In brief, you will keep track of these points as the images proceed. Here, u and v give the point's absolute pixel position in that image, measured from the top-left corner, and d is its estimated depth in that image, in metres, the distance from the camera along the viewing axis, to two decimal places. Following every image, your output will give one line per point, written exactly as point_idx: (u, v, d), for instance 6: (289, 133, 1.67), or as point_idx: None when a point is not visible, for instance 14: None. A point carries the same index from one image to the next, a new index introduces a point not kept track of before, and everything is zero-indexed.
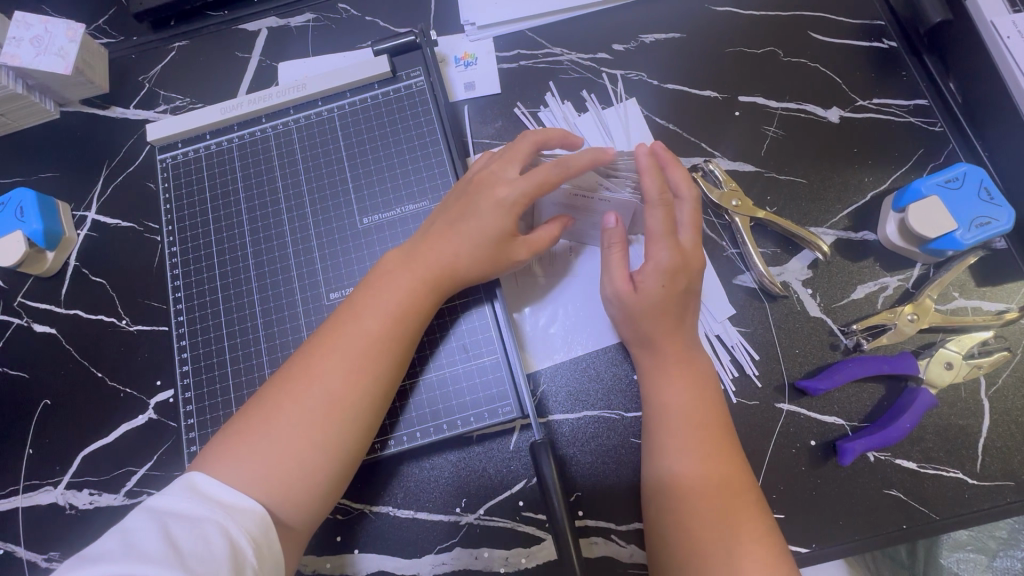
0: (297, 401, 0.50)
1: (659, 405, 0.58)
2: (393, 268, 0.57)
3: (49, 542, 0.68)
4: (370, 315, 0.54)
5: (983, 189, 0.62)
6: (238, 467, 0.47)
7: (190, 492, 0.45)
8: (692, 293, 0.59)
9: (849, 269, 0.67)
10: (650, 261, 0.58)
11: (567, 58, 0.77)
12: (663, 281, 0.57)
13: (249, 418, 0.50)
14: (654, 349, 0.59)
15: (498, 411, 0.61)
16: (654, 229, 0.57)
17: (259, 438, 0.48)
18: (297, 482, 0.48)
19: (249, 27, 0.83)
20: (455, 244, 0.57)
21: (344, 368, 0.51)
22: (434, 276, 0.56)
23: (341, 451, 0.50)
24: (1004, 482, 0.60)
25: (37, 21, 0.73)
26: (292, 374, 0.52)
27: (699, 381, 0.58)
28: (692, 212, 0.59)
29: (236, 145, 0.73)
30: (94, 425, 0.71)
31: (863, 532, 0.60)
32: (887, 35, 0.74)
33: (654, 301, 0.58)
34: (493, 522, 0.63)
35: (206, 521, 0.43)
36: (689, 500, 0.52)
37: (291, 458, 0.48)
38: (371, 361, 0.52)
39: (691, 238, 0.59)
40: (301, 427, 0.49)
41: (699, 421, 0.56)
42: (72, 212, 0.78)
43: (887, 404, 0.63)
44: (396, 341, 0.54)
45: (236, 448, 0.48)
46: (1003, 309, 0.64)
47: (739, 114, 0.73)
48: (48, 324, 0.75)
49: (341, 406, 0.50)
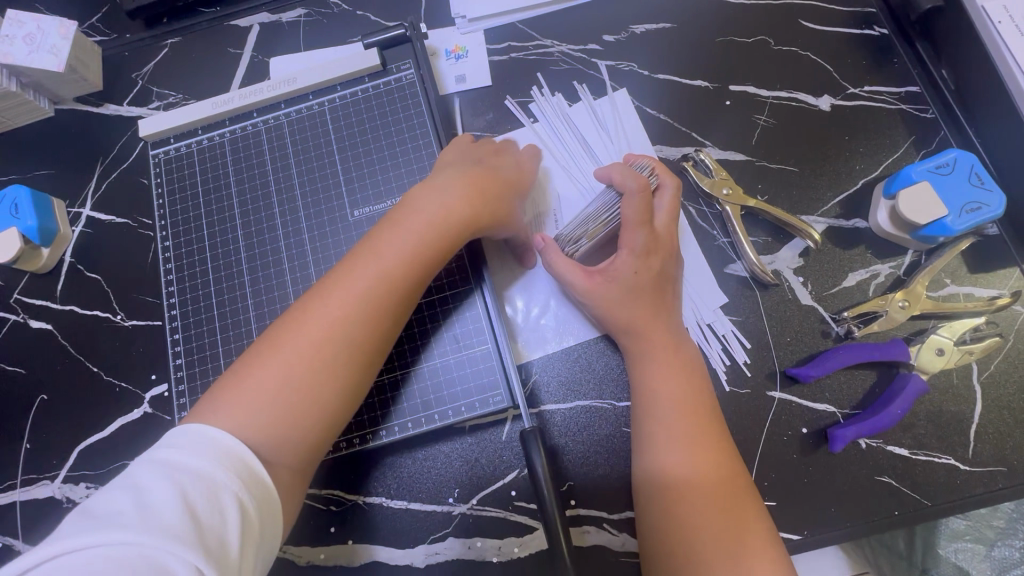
0: (313, 336, 0.49)
1: (640, 374, 0.59)
2: (414, 204, 0.55)
3: (47, 535, 0.68)
4: (390, 249, 0.53)
5: (974, 174, 0.62)
6: (246, 403, 0.46)
7: (207, 451, 0.42)
8: (666, 277, 0.61)
9: (840, 256, 0.67)
10: (629, 244, 0.60)
11: (557, 50, 0.77)
12: (638, 265, 0.60)
13: (259, 352, 0.49)
14: (649, 338, 0.59)
15: (489, 401, 0.61)
16: (631, 216, 0.60)
17: (271, 373, 0.47)
18: (309, 423, 0.48)
19: (240, 23, 0.83)
20: (465, 189, 0.57)
21: (356, 306, 0.50)
22: (455, 215, 0.56)
23: (352, 390, 0.50)
24: (997, 467, 0.60)
25: (29, 19, 0.73)
26: (307, 307, 0.50)
27: (675, 356, 0.59)
28: (670, 199, 0.63)
29: (228, 139, 0.73)
30: (90, 420, 0.71)
31: (856, 519, 0.60)
32: (878, 22, 0.73)
33: (635, 283, 0.60)
34: (486, 512, 0.64)
35: (224, 491, 0.41)
36: (676, 471, 0.53)
37: (303, 396, 0.48)
38: (382, 301, 0.51)
39: (665, 222, 0.62)
40: (309, 364, 0.48)
41: (679, 394, 0.57)
42: (68, 209, 0.79)
43: (879, 391, 0.62)
44: (410, 282, 0.53)
45: (250, 380, 0.47)
46: (995, 294, 0.64)
47: (730, 103, 0.73)
48: (44, 320, 0.75)
49: (350, 346, 0.50)
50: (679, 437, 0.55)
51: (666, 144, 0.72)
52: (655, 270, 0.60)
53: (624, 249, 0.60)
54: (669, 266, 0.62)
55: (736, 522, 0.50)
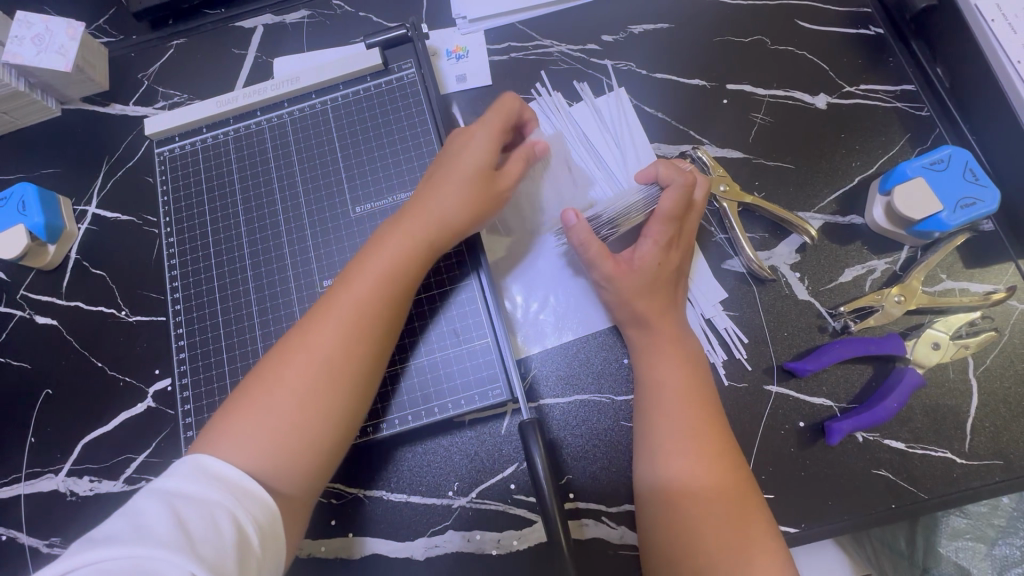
0: (296, 371, 0.50)
1: (651, 377, 0.59)
2: (383, 238, 0.56)
3: (51, 528, 0.69)
4: (363, 280, 0.54)
5: (969, 170, 0.63)
6: (240, 439, 0.47)
7: (200, 473, 0.44)
8: (680, 273, 0.63)
9: (836, 252, 0.67)
10: (653, 235, 0.61)
11: (557, 49, 0.78)
12: (660, 257, 0.61)
13: (247, 392, 0.50)
14: (654, 332, 0.60)
15: (489, 394, 0.62)
16: (666, 210, 0.61)
17: (259, 410, 0.48)
18: (306, 449, 0.49)
19: (244, 24, 0.85)
20: (439, 206, 0.57)
21: (339, 337, 0.51)
22: (427, 239, 0.56)
23: (344, 413, 0.51)
24: (994, 461, 0.60)
25: (38, 20, 0.74)
26: (287, 347, 0.51)
27: (681, 351, 0.60)
28: (701, 196, 0.65)
29: (232, 138, 0.74)
30: (94, 414, 0.72)
31: (854, 513, 0.60)
32: (873, 22, 0.74)
33: (656, 274, 0.61)
34: (486, 505, 0.64)
35: (217, 506, 0.42)
36: (683, 482, 0.53)
37: (293, 427, 0.48)
38: (363, 328, 0.52)
39: (690, 221, 0.64)
40: (299, 396, 0.49)
41: (686, 389, 0.57)
42: (74, 207, 0.80)
43: (875, 386, 0.63)
44: (388, 305, 0.54)
45: (239, 418, 0.48)
46: (992, 289, 0.64)
47: (727, 102, 0.74)
48: (50, 316, 0.76)
49: (337, 375, 0.50)
50: (685, 446, 0.54)
51: (664, 141, 0.73)
52: (674, 264, 0.62)
53: (648, 239, 0.61)
54: (682, 260, 0.63)
55: (739, 518, 0.51)
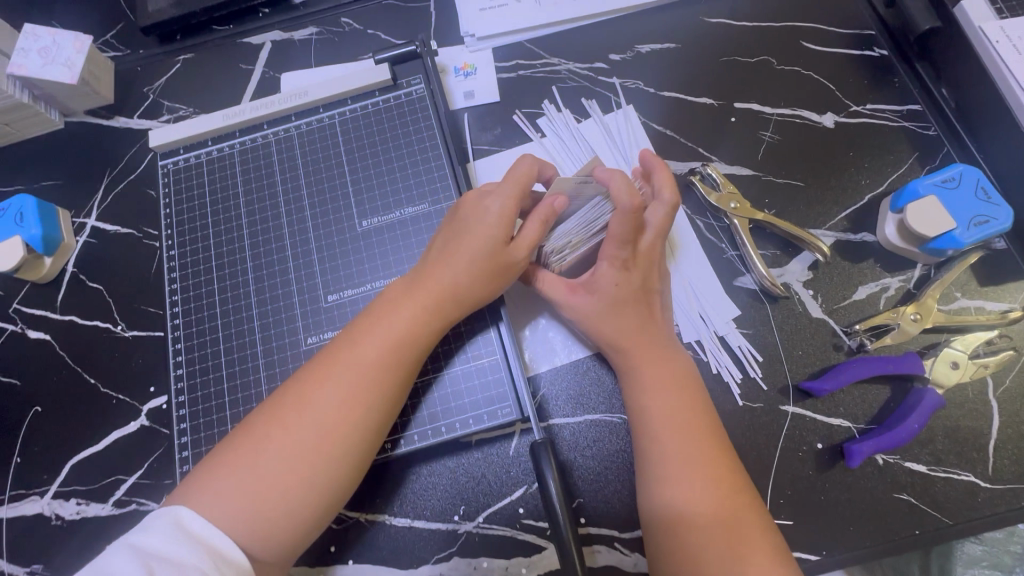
0: (289, 430, 0.49)
1: (636, 403, 0.57)
2: (395, 299, 0.55)
3: (33, 554, 0.66)
4: (369, 341, 0.53)
5: (980, 189, 0.63)
6: (221, 497, 0.46)
7: (182, 531, 0.44)
8: (650, 291, 0.60)
9: (849, 270, 0.66)
10: (609, 256, 0.57)
11: (565, 68, 0.78)
12: (619, 278, 0.58)
13: (235, 448, 0.49)
14: (627, 351, 0.58)
15: (498, 413, 0.60)
16: (618, 233, 0.55)
17: (243, 469, 0.47)
18: (284, 517, 0.47)
19: (253, 39, 0.85)
20: (449, 263, 0.55)
21: (338, 399, 0.50)
22: (434, 302, 0.55)
23: (330, 486, 0.49)
24: (1017, 485, 0.59)
25: (45, 33, 0.74)
26: (287, 401, 0.51)
27: (667, 368, 0.58)
28: (663, 215, 0.59)
29: (237, 151, 0.73)
30: (84, 433, 0.69)
31: (875, 539, 0.58)
32: (877, 44, 0.75)
33: (617, 296, 0.58)
34: (493, 530, 0.61)
35: (192, 569, 0.42)
36: (683, 505, 0.51)
37: (276, 493, 0.47)
38: (364, 391, 0.51)
39: (651, 237, 0.59)
40: (291, 459, 0.48)
41: (672, 409, 0.55)
42: (73, 219, 0.78)
43: (893, 406, 0.61)
44: (390, 373, 0.52)
45: (224, 474, 0.47)
46: (1006, 308, 0.64)
47: (735, 120, 0.74)
48: (43, 330, 0.74)
49: (330, 442, 0.49)
50: (686, 477, 0.52)
51: (672, 158, 0.73)
52: (638, 281, 0.58)
53: (604, 260, 0.58)
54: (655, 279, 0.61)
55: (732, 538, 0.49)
